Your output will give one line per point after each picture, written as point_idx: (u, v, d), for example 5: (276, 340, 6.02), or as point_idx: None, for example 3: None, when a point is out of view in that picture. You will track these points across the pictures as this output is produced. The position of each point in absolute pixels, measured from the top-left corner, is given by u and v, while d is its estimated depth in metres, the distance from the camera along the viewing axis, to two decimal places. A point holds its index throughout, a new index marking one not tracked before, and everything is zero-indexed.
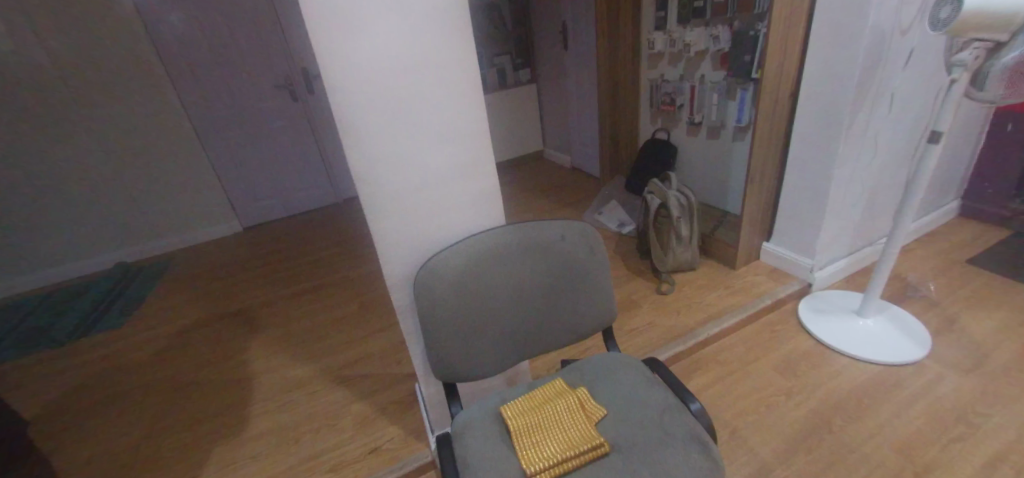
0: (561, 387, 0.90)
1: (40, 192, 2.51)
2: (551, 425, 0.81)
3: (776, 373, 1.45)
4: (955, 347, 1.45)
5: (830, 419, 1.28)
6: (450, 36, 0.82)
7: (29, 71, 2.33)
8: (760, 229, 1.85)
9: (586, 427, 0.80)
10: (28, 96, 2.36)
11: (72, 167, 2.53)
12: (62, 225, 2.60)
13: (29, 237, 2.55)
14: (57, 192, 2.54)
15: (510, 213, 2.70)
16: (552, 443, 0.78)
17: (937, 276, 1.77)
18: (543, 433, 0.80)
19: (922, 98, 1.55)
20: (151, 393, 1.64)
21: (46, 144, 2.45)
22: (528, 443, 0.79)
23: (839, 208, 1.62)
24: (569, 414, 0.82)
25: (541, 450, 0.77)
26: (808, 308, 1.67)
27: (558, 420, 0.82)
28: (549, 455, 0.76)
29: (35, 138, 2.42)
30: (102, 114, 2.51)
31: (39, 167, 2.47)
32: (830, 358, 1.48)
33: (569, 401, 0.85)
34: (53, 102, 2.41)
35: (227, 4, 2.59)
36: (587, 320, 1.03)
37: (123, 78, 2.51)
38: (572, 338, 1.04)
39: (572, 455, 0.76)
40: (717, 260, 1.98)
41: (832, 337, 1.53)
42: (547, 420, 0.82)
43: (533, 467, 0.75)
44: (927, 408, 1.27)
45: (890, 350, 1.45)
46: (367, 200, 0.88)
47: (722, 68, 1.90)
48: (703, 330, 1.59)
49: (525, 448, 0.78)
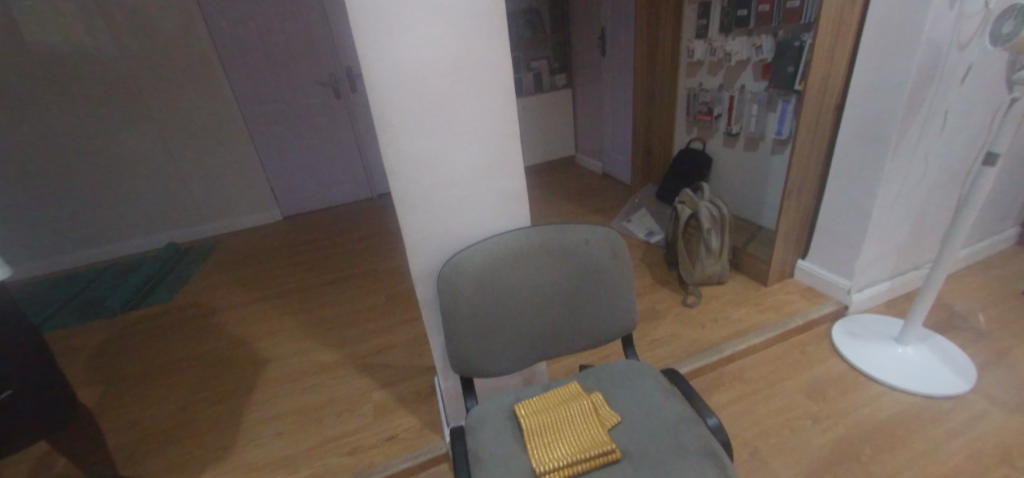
0: (576, 390, 0.90)
1: (105, 173, 2.72)
2: (563, 427, 0.82)
3: (803, 396, 1.40)
4: (1005, 384, 1.36)
5: (858, 448, 1.23)
6: (487, 40, 0.85)
7: (103, 61, 2.53)
8: (795, 246, 1.79)
9: (598, 432, 0.81)
10: (100, 85, 2.56)
11: (134, 152, 2.73)
12: (123, 205, 2.80)
13: (94, 215, 2.77)
14: (119, 174, 2.74)
15: (538, 216, 2.71)
16: (563, 445, 0.79)
17: (989, 307, 1.66)
18: (555, 436, 0.81)
19: (980, 118, 1.46)
20: (189, 365, 1.74)
21: (112, 129, 2.65)
22: (539, 444, 0.79)
23: (882, 228, 1.55)
24: (581, 418, 0.83)
25: (551, 453, 0.78)
26: (843, 330, 1.60)
27: (570, 423, 0.83)
28: (557, 458, 0.77)
29: (104, 123, 2.63)
30: (162, 103, 2.70)
31: (106, 150, 2.68)
32: (861, 385, 1.42)
33: (583, 405, 0.85)
34: (121, 90, 2.60)
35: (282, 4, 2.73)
36: (608, 326, 1.03)
37: (183, 71, 2.68)
38: (590, 343, 1.04)
39: (583, 458, 0.76)
40: (748, 275, 1.92)
41: (867, 363, 1.47)
42: (559, 423, 0.83)
43: (543, 466, 0.76)
44: (967, 446, 1.20)
45: (931, 383, 1.37)
46: (398, 194, 0.92)
47: (764, 79, 1.85)
48: (728, 346, 1.55)
49: (536, 449, 0.79)
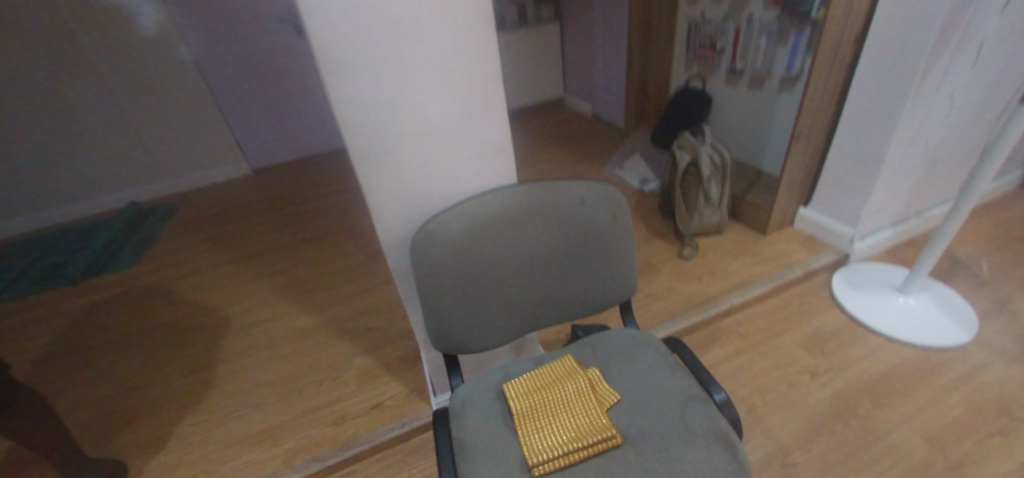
0: (573, 367, 0.81)
1: (44, 127, 2.45)
2: (560, 411, 0.74)
3: (801, 350, 1.37)
4: (1004, 333, 1.33)
5: (856, 403, 1.21)
6: None
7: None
8: (798, 192, 1.69)
9: (598, 417, 0.73)
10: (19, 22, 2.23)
11: (74, 102, 2.44)
12: (70, 162, 2.55)
13: (39, 174, 2.52)
14: (61, 128, 2.47)
15: (525, 164, 2.55)
16: (558, 432, 0.71)
17: (992, 253, 1.61)
18: (551, 421, 0.73)
19: (1014, 48, 1.32)
20: (155, 336, 1.63)
21: (44, 76, 2.34)
22: (534, 433, 0.72)
23: (893, 174, 1.45)
24: (578, 399, 0.75)
25: (547, 443, 0.70)
26: (842, 280, 1.55)
27: (568, 406, 0.75)
28: (555, 448, 0.69)
29: (32, 69, 2.32)
30: (98, 45, 2.38)
31: (41, 100, 2.39)
32: (861, 337, 1.38)
33: (579, 384, 0.77)
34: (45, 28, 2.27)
35: None
36: (603, 292, 0.93)
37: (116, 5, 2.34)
38: (585, 311, 0.95)
39: (580, 446, 0.69)
40: (746, 224, 1.83)
41: (867, 315, 1.42)
42: (556, 406, 0.75)
43: (536, 457, 0.68)
44: (966, 398, 1.18)
45: (931, 333, 1.34)
46: (356, 151, 0.76)
47: (775, 6, 1.65)
48: (726, 300, 1.49)
49: (530, 439, 0.71)
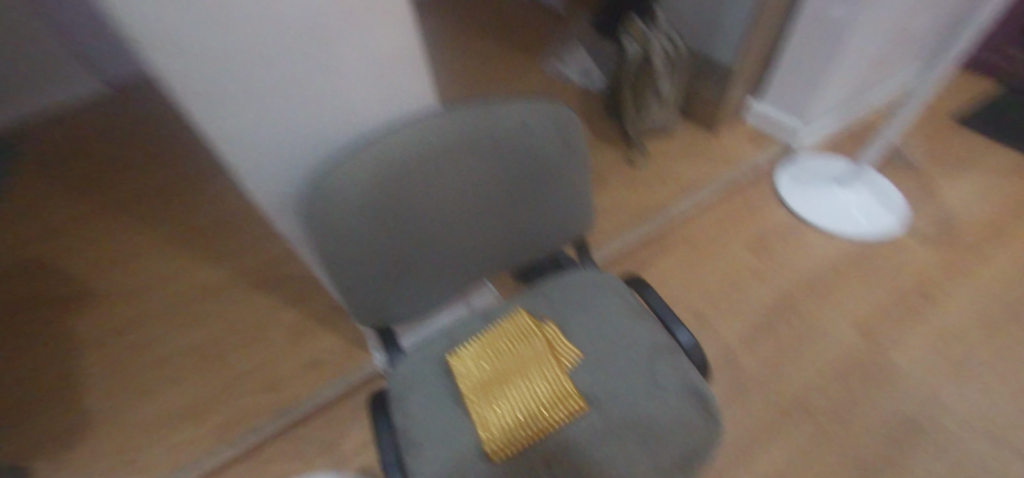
0: (523, 326, 0.70)
1: None
2: (515, 382, 0.64)
3: (747, 253, 1.38)
4: (925, 219, 1.42)
5: (795, 302, 1.29)
6: None
7: None
8: (750, 85, 1.57)
9: (560, 380, 0.64)
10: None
11: None
12: None
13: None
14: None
15: (450, 56, 2.17)
16: (517, 408, 0.62)
17: (920, 136, 1.64)
18: (507, 396, 0.63)
19: None
20: (14, 319, 1.33)
21: None
22: (489, 413, 0.62)
23: (847, 61, 1.37)
24: (536, 364, 0.65)
25: (505, 423, 0.61)
26: (787, 178, 1.51)
27: (524, 374, 0.64)
28: (516, 428, 0.61)
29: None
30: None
31: None
32: (802, 236, 1.41)
33: (536, 345, 0.67)
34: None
35: None
36: (554, 232, 0.81)
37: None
38: (536, 251, 0.84)
39: (543, 421, 0.62)
40: (696, 121, 1.71)
41: (809, 211, 1.44)
42: (511, 377, 0.64)
43: (495, 443, 0.60)
44: (888, 288, 1.30)
45: (866, 224, 1.39)
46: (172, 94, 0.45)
47: None
48: (675, 208, 1.45)
49: (486, 421, 0.62)
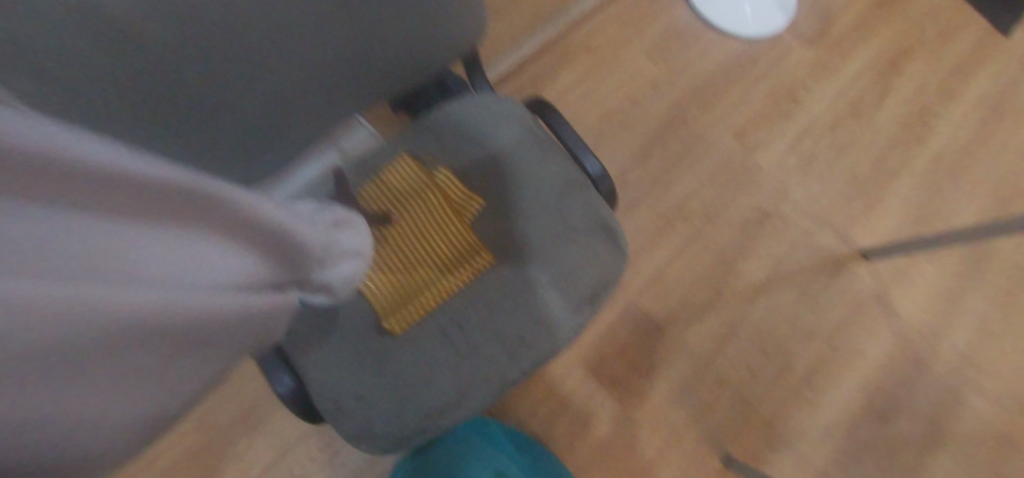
0: (428, 176, 0.64)
1: None
2: (420, 242, 0.63)
3: (647, 59, 1.30)
4: (809, 16, 1.41)
5: (687, 111, 1.30)
6: None
7: None
8: None
9: (467, 238, 0.64)
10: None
11: None
12: None
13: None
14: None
15: None
16: (420, 276, 0.63)
17: None
18: (411, 257, 0.63)
19: None
20: None
21: None
22: (395, 275, 0.62)
23: None
24: (436, 229, 0.63)
25: (411, 284, 0.63)
26: None
27: (429, 234, 0.63)
28: (421, 289, 0.63)
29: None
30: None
31: None
32: (700, 36, 1.33)
33: (432, 209, 0.63)
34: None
35: None
36: (438, 49, 0.60)
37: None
38: (414, 73, 0.64)
39: (449, 284, 0.63)
40: None
41: (710, 9, 1.34)
42: (416, 237, 0.63)
43: (402, 314, 0.62)
44: (768, 90, 1.35)
45: (755, 25, 1.34)
46: None
47: None
48: (576, 7, 1.26)
49: (390, 283, 0.62)
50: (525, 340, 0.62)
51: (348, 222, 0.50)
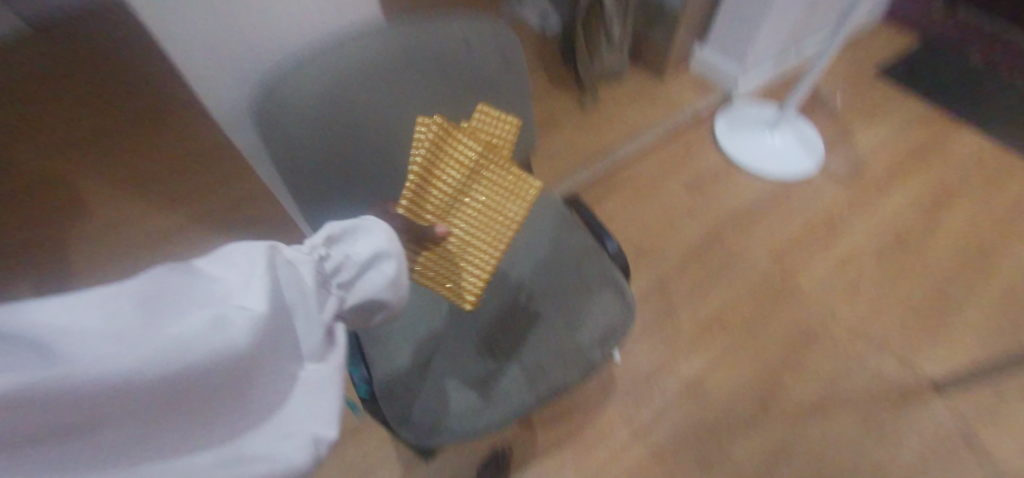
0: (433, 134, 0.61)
1: None
2: (465, 209, 0.63)
3: (685, 191, 1.51)
4: (839, 161, 1.58)
5: (723, 232, 1.44)
6: None
7: None
8: (695, 31, 1.64)
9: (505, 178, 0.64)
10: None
11: None
12: None
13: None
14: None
15: None
16: (477, 244, 0.64)
17: (843, 87, 1.80)
18: (462, 224, 0.63)
19: None
20: None
21: None
22: (454, 249, 0.63)
23: (782, 7, 1.44)
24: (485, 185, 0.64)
25: (473, 250, 0.64)
26: (724, 122, 1.63)
27: (469, 186, 0.63)
28: (484, 247, 0.64)
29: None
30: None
31: None
32: (734, 176, 1.55)
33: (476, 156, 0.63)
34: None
35: None
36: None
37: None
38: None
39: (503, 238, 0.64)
40: (644, 67, 1.78)
41: (742, 154, 1.56)
42: (459, 202, 0.63)
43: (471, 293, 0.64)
44: (803, 220, 1.46)
45: (785, 167, 1.53)
46: None
47: None
48: (623, 149, 1.54)
49: (455, 261, 0.64)
50: (545, 367, 0.73)
51: (345, 235, 0.46)
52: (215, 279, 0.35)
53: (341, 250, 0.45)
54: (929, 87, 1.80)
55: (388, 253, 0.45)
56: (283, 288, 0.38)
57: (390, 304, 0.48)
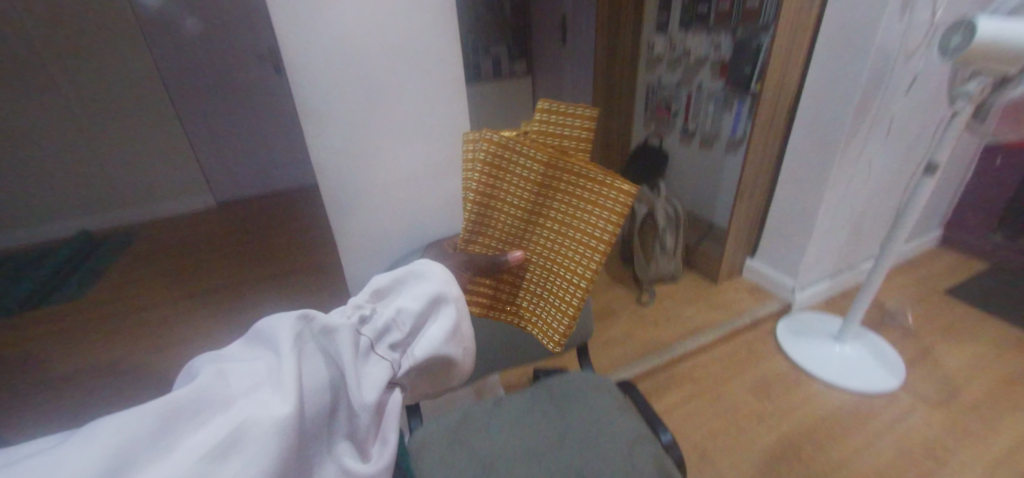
0: (478, 162, 0.49)
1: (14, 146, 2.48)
2: (536, 244, 0.53)
3: (750, 396, 1.42)
4: (929, 381, 1.43)
5: (801, 446, 1.26)
6: (436, 39, 0.77)
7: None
8: (745, 245, 1.82)
9: (585, 187, 0.48)
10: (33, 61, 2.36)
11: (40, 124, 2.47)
12: None
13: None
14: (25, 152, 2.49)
15: None
16: (556, 281, 0.53)
17: (915, 306, 1.77)
18: (539, 253, 0.53)
19: (920, 128, 1.51)
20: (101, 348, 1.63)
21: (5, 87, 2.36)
22: (535, 279, 0.54)
23: (826, 230, 1.58)
24: (560, 203, 0.50)
25: (557, 284, 0.53)
26: (786, 329, 1.63)
27: (544, 204, 0.51)
28: (569, 279, 0.52)
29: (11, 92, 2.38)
30: (74, 87, 2.46)
31: None
32: (803, 383, 1.45)
33: (540, 172, 0.49)
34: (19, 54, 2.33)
35: None
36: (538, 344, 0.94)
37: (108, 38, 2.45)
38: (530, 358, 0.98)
39: (585, 268, 0.50)
40: (700, 275, 1.95)
41: (811, 362, 1.50)
42: (532, 227, 0.52)
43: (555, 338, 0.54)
44: (899, 442, 1.26)
45: (865, 380, 1.43)
46: (329, 190, 0.81)
47: (721, 78, 1.83)
48: (681, 346, 1.55)
49: (539, 297, 0.55)
50: None
51: (394, 290, 0.49)
52: (257, 365, 0.37)
53: (390, 309, 0.47)
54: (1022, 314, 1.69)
55: (444, 297, 0.46)
56: (318, 363, 0.39)
57: (455, 357, 0.47)
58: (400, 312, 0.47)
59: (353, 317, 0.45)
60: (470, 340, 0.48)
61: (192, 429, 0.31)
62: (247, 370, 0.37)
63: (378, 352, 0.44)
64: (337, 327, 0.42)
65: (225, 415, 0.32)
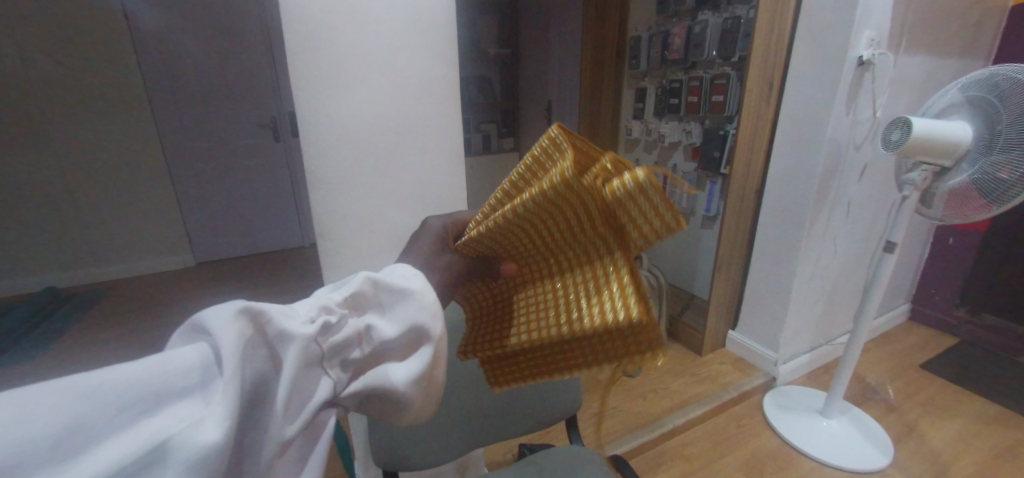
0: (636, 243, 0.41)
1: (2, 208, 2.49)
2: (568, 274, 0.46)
3: (742, 474, 1.37)
4: (918, 457, 1.42)
5: None
6: (439, 116, 0.85)
7: (14, 84, 2.38)
8: (726, 318, 1.86)
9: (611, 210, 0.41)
10: (39, 125, 2.46)
11: (35, 187, 2.51)
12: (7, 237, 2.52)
13: None
14: (11, 212, 2.50)
15: None
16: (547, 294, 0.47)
17: (894, 380, 1.80)
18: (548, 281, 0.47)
19: (876, 210, 1.65)
20: None
21: (11, 153, 2.44)
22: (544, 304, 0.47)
23: (802, 303, 1.64)
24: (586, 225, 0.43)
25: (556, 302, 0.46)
26: (773, 403, 1.63)
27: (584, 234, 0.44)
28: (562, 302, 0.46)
29: (10, 153, 2.44)
30: (75, 150, 2.54)
31: None
32: (793, 459, 1.42)
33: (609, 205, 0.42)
34: (29, 122, 2.44)
35: (233, 54, 2.75)
36: (530, 411, 0.94)
37: (117, 106, 2.58)
38: (517, 431, 0.95)
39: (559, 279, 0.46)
40: (685, 346, 1.96)
41: (799, 437, 1.48)
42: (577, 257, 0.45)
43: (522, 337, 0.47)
44: None
45: (855, 457, 1.40)
46: (328, 255, 0.84)
47: (693, 160, 2.00)
48: (670, 419, 1.52)
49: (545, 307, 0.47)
50: None
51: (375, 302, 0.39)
52: (195, 355, 0.30)
53: (361, 321, 0.39)
54: (997, 389, 1.73)
55: (428, 337, 0.38)
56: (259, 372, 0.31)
57: (409, 405, 0.38)
58: (372, 329, 0.39)
59: (318, 313, 0.36)
60: (437, 389, 0.39)
61: (110, 437, 0.26)
62: (187, 367, 0.29)
63: (329, 369, 0.36)
64: (296, 334, 0.34)
65: (156, 424, 0.27)
